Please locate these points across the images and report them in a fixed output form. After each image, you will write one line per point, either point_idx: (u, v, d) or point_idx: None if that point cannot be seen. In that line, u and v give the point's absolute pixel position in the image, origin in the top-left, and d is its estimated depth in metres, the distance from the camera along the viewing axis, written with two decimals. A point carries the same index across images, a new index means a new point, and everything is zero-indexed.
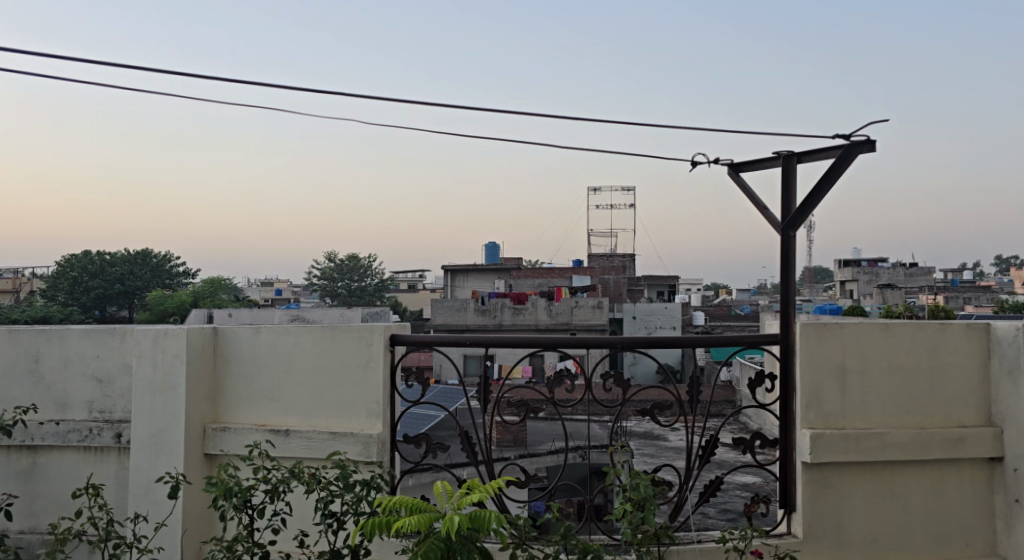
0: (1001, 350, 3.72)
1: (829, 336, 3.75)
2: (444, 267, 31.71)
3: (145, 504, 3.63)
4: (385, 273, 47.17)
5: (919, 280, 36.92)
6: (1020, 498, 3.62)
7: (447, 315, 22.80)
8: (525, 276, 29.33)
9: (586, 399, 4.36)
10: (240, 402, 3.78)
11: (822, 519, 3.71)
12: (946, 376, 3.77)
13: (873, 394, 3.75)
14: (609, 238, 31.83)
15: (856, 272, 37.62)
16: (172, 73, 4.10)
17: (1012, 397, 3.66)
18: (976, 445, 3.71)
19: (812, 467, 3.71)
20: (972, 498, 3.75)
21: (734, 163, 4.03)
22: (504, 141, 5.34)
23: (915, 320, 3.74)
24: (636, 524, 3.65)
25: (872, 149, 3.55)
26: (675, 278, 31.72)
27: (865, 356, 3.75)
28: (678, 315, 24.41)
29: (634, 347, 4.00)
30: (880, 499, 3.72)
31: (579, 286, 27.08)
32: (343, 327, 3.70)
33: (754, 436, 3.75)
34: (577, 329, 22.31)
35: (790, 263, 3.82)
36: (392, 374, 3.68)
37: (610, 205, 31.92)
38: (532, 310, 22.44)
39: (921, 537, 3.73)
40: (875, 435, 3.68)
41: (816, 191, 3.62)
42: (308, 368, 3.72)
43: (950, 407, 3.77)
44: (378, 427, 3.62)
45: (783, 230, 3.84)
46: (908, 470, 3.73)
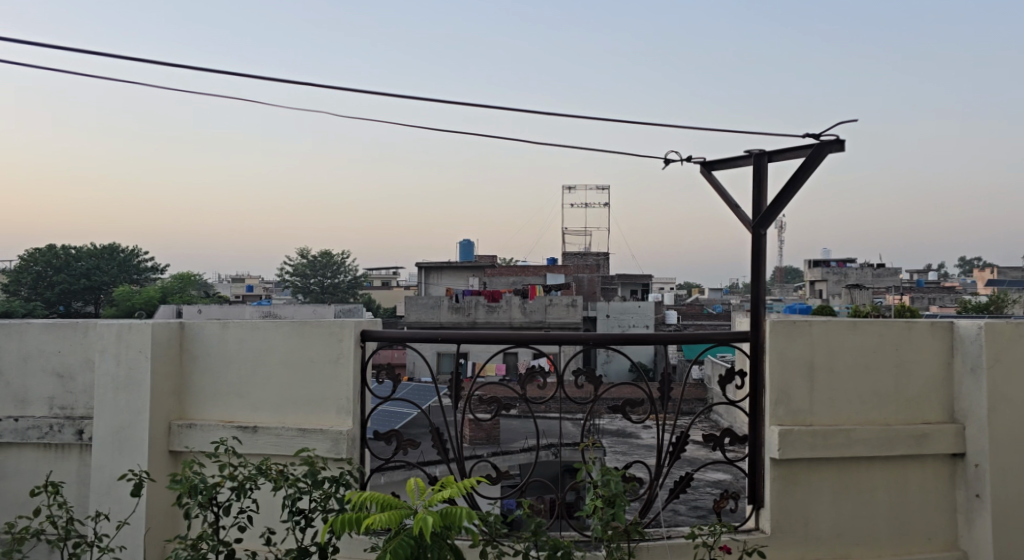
0: (964, 348, 3.78)
1: (798, 333, 3.78)
2: (418, 266, 31.61)
3: (106, 502, 3.58)
4: (358, 269, 46.84)
5: (886, 280, 37.50)
6: (981, 494, 3.69)
7: (421, 313, 22.58)
8: (499, 275, 29.37)
9: (557, 396, 4.36)
10: (206, 398, 3.73)
11: (790, 515, 3.74)
12: (911, 373, 3.82)
13: (841, 391, 3.78)
14: (583, 237, 31.92)
15: (825, 272, 38.08)
16: (140, 61, 4.03)
17: (975, 394, 3.72)
18: (939, 441, 3.76)
19: (780, 463, 3.74)
20: (935, 494, 3.80)
21: (706, 161, 4.05)
22: (479, 136, 5.32)
23: (883, 319, 3.79)
24: (606, 520, 3.67)
25: (840, 149, 3.59)
26: (648, 278, 31.88)
27: (832, 353, 3.79)
28: (651, 314, 24.56)
29: (606, 344, 4.00)
30: (846, 494, 3.76)
31: (552, 285, 27.14)
32: (313, 324, 3.67)
33: (723, 433, 3.77)
34: (551, 327, 22.34)
35: (760, 261, 3.85)
36: (362, 370, 3.67)
37: (584, 203, 31.94)
38: (507, 308, 22.38)
39: (884, 532, 3.78)
40: (841, 431, 3.72)
41: (785, 191, 3.65)
42: (277, 364, 3.69)
43: (914, 404, 3.82)
44: (347, 424, 3.61)
45: (753, 230, 3.87)
46: (874, 467, 3.77)
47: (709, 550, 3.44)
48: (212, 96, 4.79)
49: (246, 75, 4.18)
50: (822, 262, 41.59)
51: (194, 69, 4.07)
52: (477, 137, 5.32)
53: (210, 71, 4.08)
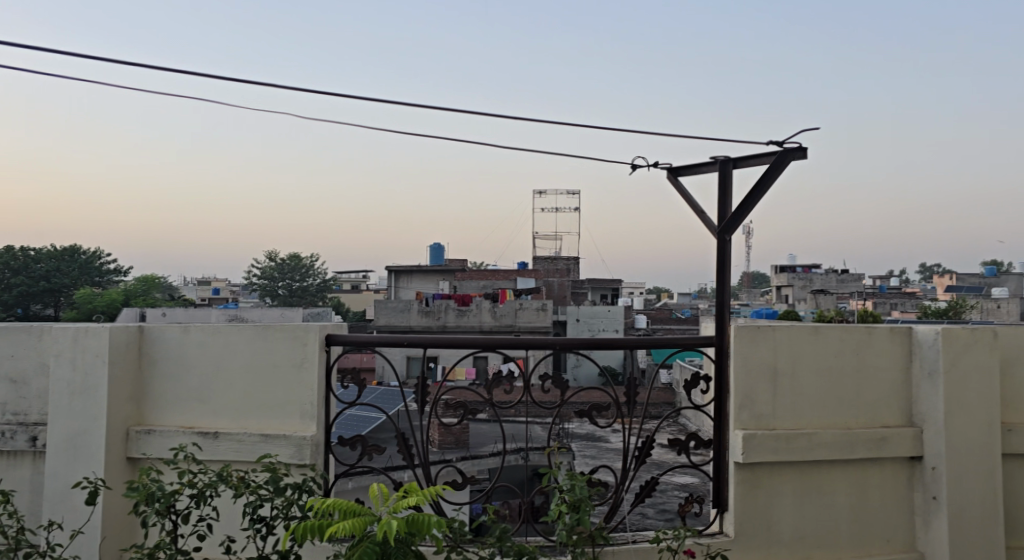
0: (922, 353, 3.85)
1: (761, 338, 3.82)
2: (387, 268, 31.47)
3: (60, 511, 3.51)
4: (327, 272, 46.52)
5: (851, 286, 38.07)
6: (937, 496, 3.75)
7: (390, 316, 22.49)
8: (469, 278, 29.36)
9: (524, 401, 4.37)
10: (166, 404, 3.68)
11: (753, 518, 3.77)
12: (871, 377, 3.88)
13: (803, 396, 3.83)
14: (553, 241, 31.98)
15: (791, 277, 38.53)
16: (102, 59, 3.97)
17: (932, 399, 3.79)
18: (898, 444, 3.82)
19: (743, 467, 3.77)
20: (893, 496, 3.86)
21: (672, 167, 4.08)
22: (447, 139, 5.32)
23: (844, 324, 3.84)
24: (570, 525, 3.69)
25: (803, 156, 3.65)
26: (618, 282, 32.05)
27: (794, 358, 3.83)
28: (621, 318, 24.69)
29: (572, 349, 4.01)
30: (808, 497, 3.80)
31: (523, 289, 27.18)
32: (277, 328, 3.64)
33: (688, 438, 3.79)
34: (521, 331, 22.36)
35: (725, 267, 3.89)
36: (326, 375, 3.65)
37: (554, 207, 32.01)
38: (477, 311, 22.38)
39: (844, 534, 3.82)
40: (804, 435, 3.76)
41: (749, 197, 3.70)
42: (239, 368, 3.65)
43: (874, 407, 3.87)
44: (311, 429, 3.58)
45: (718, 235, 3.91)
46: (835, 470, 3.82)
47: (673, 554, 3.47)
48: (176, 95, 4.72)
49: (210, 75, 4.14)
50: (788, 267, 42.19)
51: (157, 68, 4.03)
52: (446, 140, 5.32)
53: (174, 70, 4.04)
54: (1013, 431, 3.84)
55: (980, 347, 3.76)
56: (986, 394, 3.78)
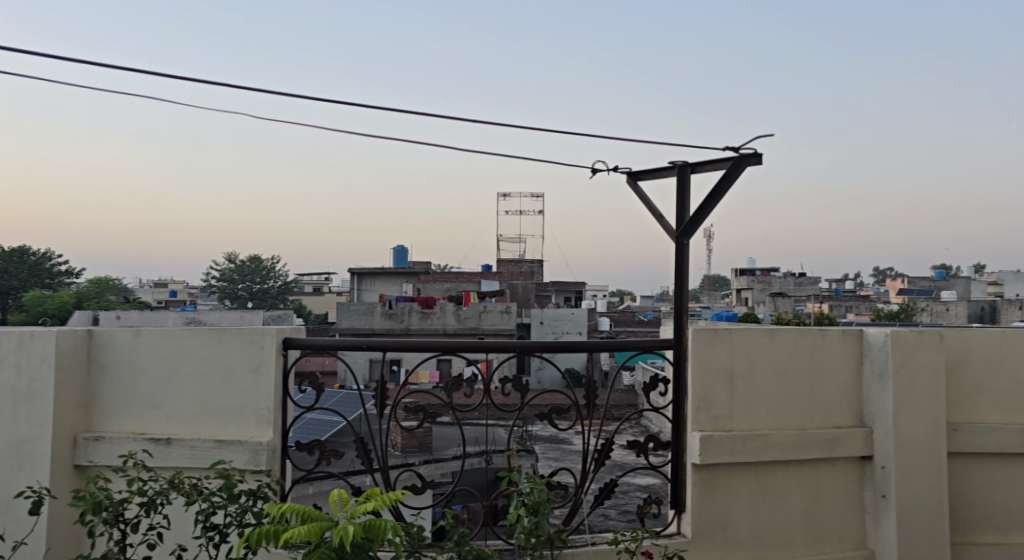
0: (872, 355, 3.93)
1: (719, 340, 3.86)
2: (350, 271, 31.24)
3: (2, 522, 3.43)
4: (288, 275, 46.04)
5: (808, 288, 38.82)
6: (886, 494, 3.83)
7: (353, 318, 22.32)
8: (433, 281, 29.27)
9: (484, 404, 4.38)
10: (116, 410, 3.61)
11: (709, 519, 3.80)
12: (824, 378, 3.94)
13: (759, 397, 3.87)
14: (517, 244, 32.02)
15: (751, 280, 39.04)
16: (53, 57, 3.89)
17: (882, 399, 3.87)
18: (850, 444, 3.89)
19: (700, 468, 3.80)
20: (844, 495, 3.93)
21: (632, 172, 4.12)
22: (409, 141, 5.30)
23: (798, 326, 3.91)
24: (529, 528, 3.70)
25: (758, 161, 3.70)
26: (582, 285, 32.19)
27: (749, 361, 3.88)
28: (584, 320, 24.82)
29: (531, 352, 4.02)
30: (762, 498, 3.84)
31: (487, 291, 27.16)
32: (232, 331, 3.60)
33: (647, 440, 3.82)
34: (485, 333, 22.37)
35: (683, 270, 3.93)
36: (283, 380, 3.62)
37: (518, 210, 32.04)
38: (441, 314, 22.34)
39: (799, 532, 3.88)
40: (760, 436, 3.81)
41: (706, 202, 3.74)
42: (193, 373, 3.60)
43: (827, 408, 3.94)
44: (267, 434, 3.55)
45: (676, 239, 3.95)
46: (788, 469, 3.87)
47: (631, 555, 3.50)
48: (130, 95, 4.64)
49: (165, 74, 4.08)
50: (748, 270, 42.81)
51: (111, 67, 3.96)
52: (407, 142, 5.30)
53: (128, 69, 3.98)
54: (959, 430, 3.91)
55: (928, 348, 3.84)
56: (934, 394, 3.86)
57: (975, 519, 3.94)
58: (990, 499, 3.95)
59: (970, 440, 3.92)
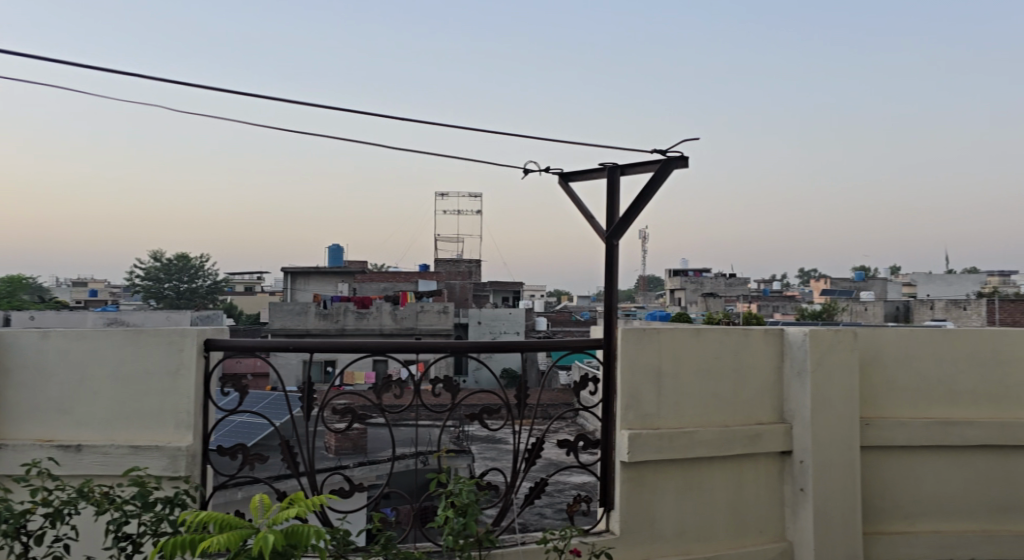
0: (792, 353, 4.03)
1: (647, 339, 3.88)
2: (283, 271, 30.63)
3: None
4: (218, 274, 44.94)
5: (737, 289, 39.95)
6: (804, 487, 3.94)
7: (286, 318, 21.76)
8: (370, 280, 29.05)
9: (413, 406, 4.35)
10: (23, 415, 3.46)
11: (637, 516, 3.83)
12: (747, 377, 4.03)
13: (685, 395, 3.92)
14: (455, 244, 31.88)
15: (684, 281, 39.72)
16: None
17: (802, 396, 3.97)
18: (771, 440, 3.98)
19: (629, 466, 3.82)
20: (764, 490, 4.02)
21: (564, 172, 4.13)
22: (340, 138, 5.22)
23: (723, 326, 3.97)
24: (457, 529, 3.68)
25: (684, 164, 3.75)
26: (519, 285, 32.26)
27: (676, 359, 3.92)
28: (521, 320, 24.91)
29: (461, 352, 4.00)
30: (688, 493, 3.89)
31: (424, 291, 26.98)
32: (150, 333, 3.49)
33: (577, 438, 3.83)
34: (422, 333, 22.27)
35: (612, 271, 3.95)
36: (204, 382, 3.53)
37: (456, 210, 31.86)
38: (378, 314, 22.26)
39: (723, 528, 3.94)
40: (685, 434, 3.85)
41: (635, 203, 3.76)
42: (107, 377, 3.47)
43: (749, 405, 4.02)
44: (187, 439, 3.45)
45: (607, 239, 3.97)
46: (713, 465, 3.93)
47: (559, 553, 3.50)
48: (46, 85, 4.44)
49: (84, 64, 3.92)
50: (682, 272, 43.62)
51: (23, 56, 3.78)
52: (338, 139, 5.22)
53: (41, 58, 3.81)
54: (872, 424, 4.03)
55: (843, 346, 3.96)
56: (848, 390, 3.97)
57: (888, 509, 4.07)
58: (903, 490, 4.08)
59: (883, 434, 4.04)
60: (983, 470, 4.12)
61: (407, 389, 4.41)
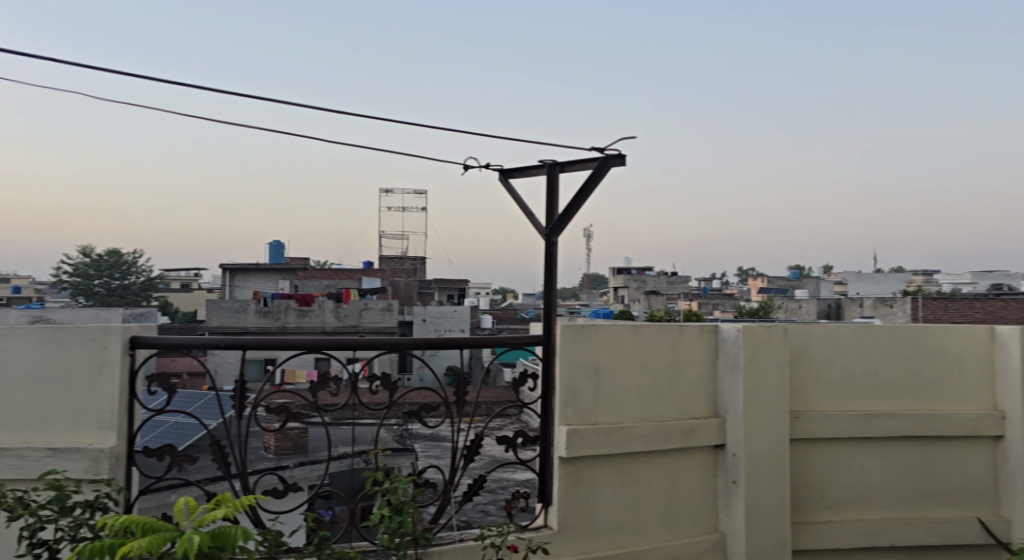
0: (726, 349, 4.09)
1: (585, 335, 3.87)
2: (222, 268, 29.93)
3: None
4: (153, 271, 43.73)
5: (678, 288, 40.49)
6: (736, 480, 3.99)
7: (224, 316, 21.26)
8: (312, 278, 28.62)
9: (349, 404, 4.29)
10: None
11: (574, 511, 3.83)
12: (682, 371, 4.06)
13: (622, 390, 3.93)
14: (399, 241, 31.59)
15: (627, 279, 40.10)
16: None
17: (735, 391, 4.02)
18: (705, 434, 4.02)
19: (567, 461, 3.81)
20: (699, 483, 4.06)
21: (503, 169, 4.10)
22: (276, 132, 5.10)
23: (660, 322, 4.00)
24: (393, 528, 3.63)
25: (622, 162, 3.76)
26: (463, 283, 32.14)
27: (614, 355, 3.92)
28: (465, 318, 24.82)
29: (397, 349, 3.94)
30: (624, 488, 3.91)
31: (367, 289, 26.67)
32: (72, 331, 3.36)
33: (515, 434, 3.81)
34: (365, 331, 22.03)
35: (551, 268, 3.94)
36: (129, 382, 3.41)
37: (401, 207, 31.53)
38: (319, 312, 21.92)
39: (659, 521, 3.97)
40: (622, 429, 3.86)
41: (574, 200, 3.76)
42: (25, 377, 3.33)
43: (684, 400, 4.06)
44: (110, 441, 3.33)
45: (545, 237, 3.96)
46: (649, 459, 3.96)
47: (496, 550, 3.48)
48: None
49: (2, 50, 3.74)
50: (624, 270, 44.09)
51: None
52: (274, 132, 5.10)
53: None
54: (802, 417, 4.10)
55: (775, 341, 4.03)
56: (779, 384, 4.04)
57: (819, 499, 4.15)
58: (831, 480, 4.17)
59: (812, 426, 4.11)
60: (907, 460, 4.23)
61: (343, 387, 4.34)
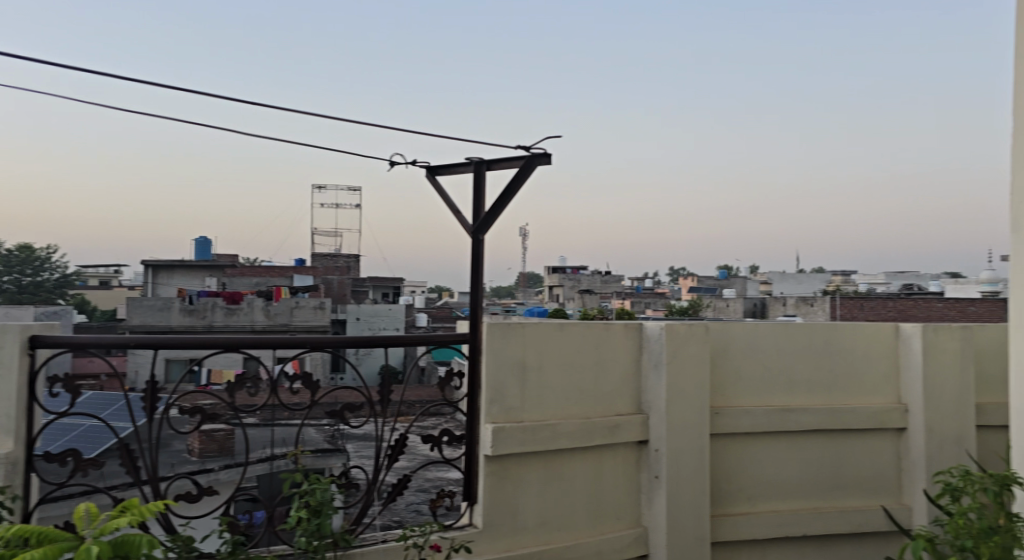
0: (650, 346, 4.10)
1: (511, 333, 3.82)
2: (145, 265, 28.96)
3: None
4: (72, 267, 42.10)
5: (612, 287, 40.90)
6: (659, 475, 4.01)
7: (145, 315, 20.59)
8: (241, 276, 27.96)
9: (268, 405, 4.16)
10: None
11: (499, 508, 3.78)
12: (606, 368, 4.06)
13: (547, 388, 3.90)
14: (332, 238, 31.11)
15: (563, 279, 40.36)
16: None
17: (658, 387, 4.04)
18: (630, 431, 4.03)
19: (492, 459, 3.76)
20: (623, 479, 4.07)
21: (429, 167, 4.03)
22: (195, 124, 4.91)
23: (585, 320, 3.99)
24: (311, 531, 3.53)
25: (547, 161, 3.73)
26: (398, 281, 31.82)
27: (539, 352, 3.89)
28: (400, 317, 24.58)
29: (318, 346, 3.82)
30: (549, 484, 3.88)
31: (299, 287, 26.16)
32: None
33: (440, 433, 3.75)
34: (296, 330, 21.59)
35: (477, 265, 3.88)
36: (29, 383, 3.24)
37: (334, 204, 30.98)
38: (248, 310, 21.43)
39: (582, 517, 3.96)
40: (548, 426, 3.83)
41: (500, 198, 3.71)
42: None
43: (608, 397, 4.06)
44: (7, 446, 3.17)
45: (472, 235, 3.90)
46: (573, 455, 3.94)
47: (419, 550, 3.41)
48: None
49: None
50: (560, 269, 44.44)
51: None
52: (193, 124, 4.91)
53: None
54: (721, 413, 4.14)
55: (697, 339, 4.06)
56: (700, 381, 4.07)
57: (740, 492, 4.21)
58: (749, 473, 4.22)
59: (733, 422, 4.16)
60: (822, 453, 4.33)
61: (263, 387, 4.21)
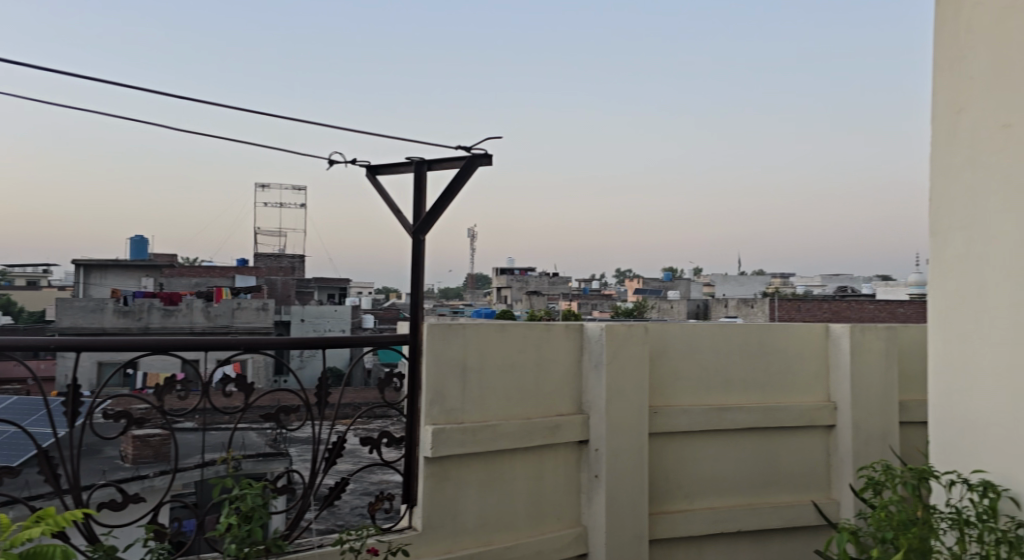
0: (591, 346, 4.10)
1: (451, 334, 3.77)
2: (77, 266, 28.05)
3: None
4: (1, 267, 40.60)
5: (559, 288, 41.01)
6: (599, 474, 4.00)
7: (76, 317, 19.95)
8: (179, 276, 27.28)
9: (199, 409, 4.03)
10: None
11: (439, 511, 3.72)
12: (547, 369, 4.04)
13: (488, 388, 3.86)
14: (275, 238, 30.57)
15: (511, 280, 40.36)
16: None
17: (598, 387, 4.03)
18: (571, 431, 4.01)
19: (431, 461, 3.70)
20: (563, 479, 4.05)
21: (369, 166, 3.96)
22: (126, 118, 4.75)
23: (526, 321, 3.96)
24: (241, 538, 3.41)
25: (488, 161, 3.69)
26: (344, 281, 31.44)
27: (479, 353, 3.85)
28: (346, 318, 24.26)
29: (251, 348, 3.71)
30: (490, 486, 3.84)
31: (241, 287, 25.64)
32: None
33: (379, 435, 3.68)
34: (236, 331, 21.15)
35: (418, 265, 3.82)
36: None
37: (278, 203, 30.42)
38: (187, 311, 20.93)
39: (522, 518, 3.93)
40: (488, 427, 3.79)
41: (441, 198, 3.66)
42: None
43: (549, 397, 4.04)
44: None
45: (412, 235, 3.84)
46: (514, 456, 3.91)
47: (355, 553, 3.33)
48: None
49: None
50: (508, 270, 44.38)
51: None
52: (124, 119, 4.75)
53: None
54: (660, 413, 4.16)
55: (637, 339, 4.06)
56: (639, 381, 4.08)
57: (679, 491, 4.23)
58: (687, 471, 4.25)
59: (672, 421, 4.18)
60: (758, 451, 4.38)
61: (194, 389, 4.07)
